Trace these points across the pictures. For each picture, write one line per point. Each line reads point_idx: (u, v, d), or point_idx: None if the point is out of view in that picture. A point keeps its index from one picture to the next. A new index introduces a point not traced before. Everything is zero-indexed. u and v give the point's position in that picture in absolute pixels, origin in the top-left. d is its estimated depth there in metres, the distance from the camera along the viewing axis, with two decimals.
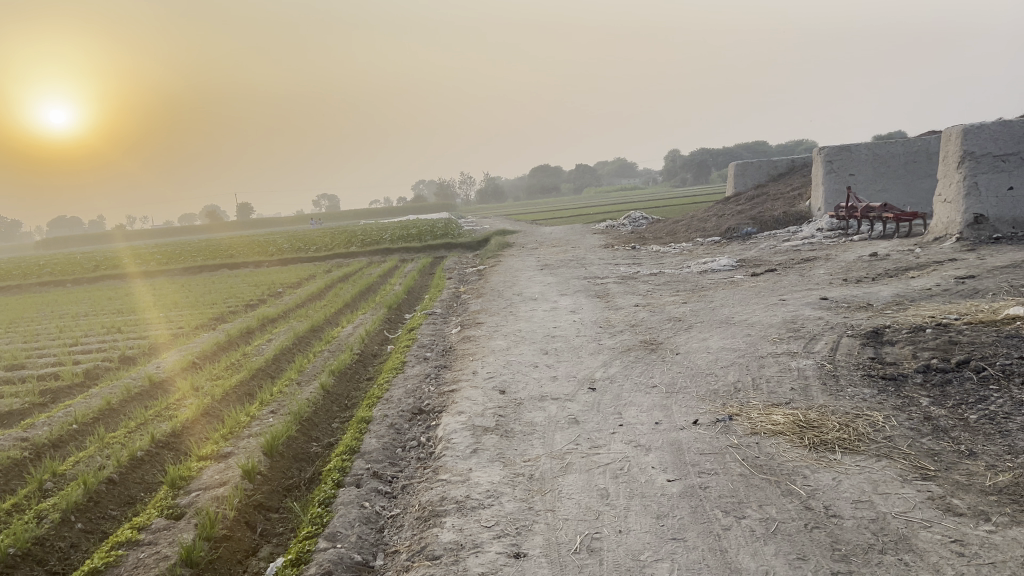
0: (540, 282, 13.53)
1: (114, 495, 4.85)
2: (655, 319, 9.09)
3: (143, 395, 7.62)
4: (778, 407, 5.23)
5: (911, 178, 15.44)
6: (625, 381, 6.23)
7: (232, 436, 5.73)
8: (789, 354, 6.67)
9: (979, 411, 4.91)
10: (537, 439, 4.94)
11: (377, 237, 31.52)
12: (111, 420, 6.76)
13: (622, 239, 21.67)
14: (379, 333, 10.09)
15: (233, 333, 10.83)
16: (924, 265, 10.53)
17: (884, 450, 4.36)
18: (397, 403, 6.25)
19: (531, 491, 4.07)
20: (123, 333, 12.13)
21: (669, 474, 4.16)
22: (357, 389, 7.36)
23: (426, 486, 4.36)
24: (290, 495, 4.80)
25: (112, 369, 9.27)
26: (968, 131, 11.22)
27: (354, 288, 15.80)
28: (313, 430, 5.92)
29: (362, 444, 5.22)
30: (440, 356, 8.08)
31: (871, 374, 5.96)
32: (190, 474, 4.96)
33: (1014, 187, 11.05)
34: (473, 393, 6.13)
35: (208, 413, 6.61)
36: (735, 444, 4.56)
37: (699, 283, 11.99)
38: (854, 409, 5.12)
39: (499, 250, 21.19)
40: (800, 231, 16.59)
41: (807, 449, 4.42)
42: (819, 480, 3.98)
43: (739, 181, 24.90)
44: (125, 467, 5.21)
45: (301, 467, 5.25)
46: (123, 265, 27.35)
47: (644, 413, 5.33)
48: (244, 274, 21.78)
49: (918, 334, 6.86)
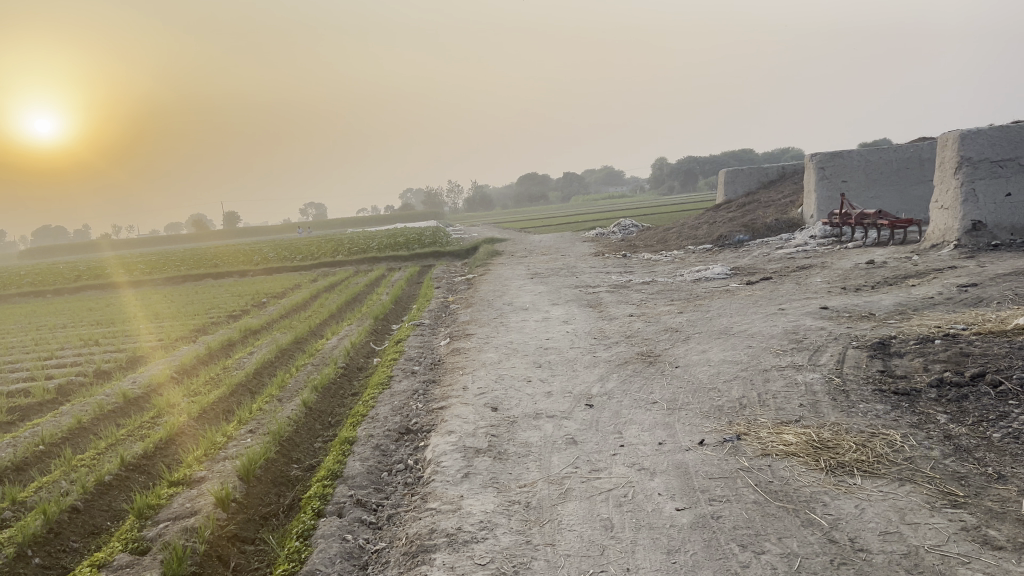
0: (530, 291, 13.21)
1: (76, 525, 4.48)
2: (651, 330, 8.77)
3: (117, 412, 7.25)
4: (789, 426, 4.92)
5: (904, 185, 15.19)
6: (624, 397, 5.91)
7: (206, 459, 5.37)
8: (794, 367, 6.38)
9: (1003, 428, 4.61)
10: (533, 462, 4.61)
11: (363, 245, 31.04)
12: (80, 441, 6.38)
13: (614, 247, 21.30)
14: (365, 346, 9.73)
15: (214, 347, 10.43)
16: (923, 273, 10.26)
17: (907, 473, 4.05)
18: (382, 421, 5.91)
19: (529, 522, 3.75)
20: (100, 346, 11.72)
21: (678, 502, 3.84)
22: (341, 405, 7.00)
23: (414, 516, 4.02)
24: (267, 525, 4.45)
25: (87, 384, 8.88)
26: (965, 136, 10.98)
27: (340, 298, 15.41)
28: (293, 451, 5.58)
29: (346, 468, 4.87)
30: (428, 370, 7.74)
31: (883, 388, 5.66)
32: (159, 502, 4.59)
33: (1012, 193, 10.81)
34: (464, 411, 5.79)
35: (184, 432, 6.25)
36: (746, 467, 4.26)
37: (693, 291, 11.70)
38: (869, 427, 4.82)
39: (488, 258, 20.86)
40: (793, 239, 16.34)
41: (824, 473, 4.11)
42: (840, 508, 3.67)
43: (730, 188, 24.69)
44: (91, 494, 4.84)
45: (280, 492, 4.91)
46: (105, 275, 26.68)
47: (646, 433, 5.01)
48: (229, 284, 21.36)
49: (927, 345, 6.57)
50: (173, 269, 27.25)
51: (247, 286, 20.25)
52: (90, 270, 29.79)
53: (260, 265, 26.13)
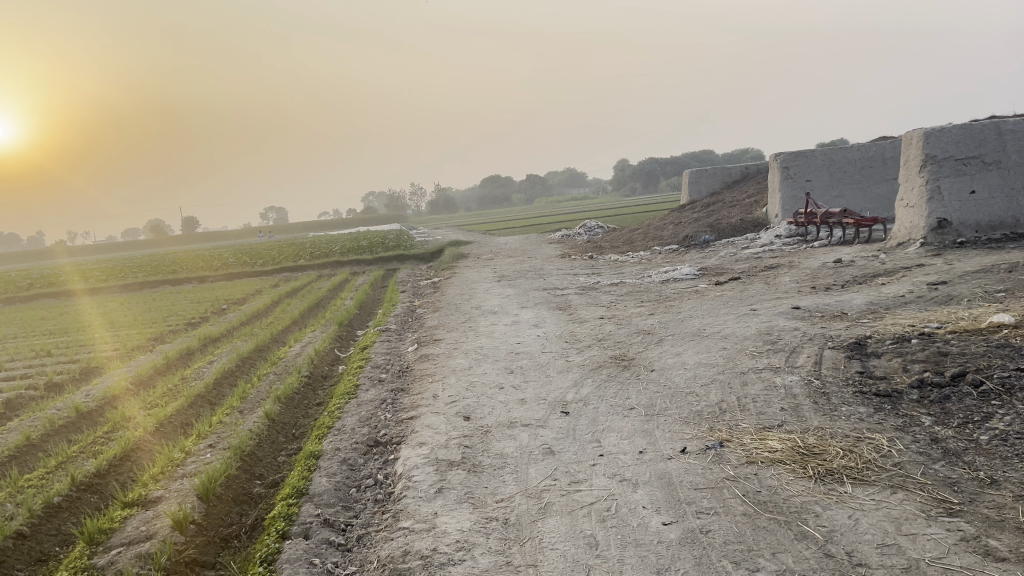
0: (497, 294, 12.98)
1: (21, 552, 4.17)
2: (623, 333, 8.61)
3: (70, 427, 6.90)
4: (771, 431, 4.77)
5: (867, 184, 15.23)
6: (600, 403, 5.72)
7: (163, 478, 5.07)
8: (771, 370, 6.24)
9: (990, 430, 4.50)
10: (509, 475, 4.40)
11: (327, 249, 30.58)
12: (29, 459, 6.03)
13: (581, 249, 21.17)
14: (329, 353, 9.45)
15: (172, 356, 10.06)
16: (892, 271, 10.23)
17: (898, 480, 3.92)
18: (350, 433, 5.66)
19: (508, 541, 3.54)
20: (52, 357, 11.22)
21: (664, 516, 3.65)
22: (306, 416, 6.74)
23: (386, 537, 3.79)
24: (229, 547, 4.19)
25: (38, 398, 8.46)
26: (929, 134, 10.98)
27: (303, 303, 15.04)
28: (255, 467, 5.31)
29: (312, 485, 4.61)
30: (396, 377, 7.49)
31: (863, 390, 5.54)
32: (111, 526, 4.30)
33: (977, 191, 10.82)
34: (435, 421, 5.56)
35: (140, 447, 5.94)
36: (732, 476, 4.09)
37: (663, 293, 11.58)
38: (854, 432, 4.69)
39: (454, 262, 20.52)
40: (759, 238, 16.32)
41: (813, 481, 3.97)
42: (834, 519, 3.51)
43: (695, 189, 24.71)
44: (38, 517, 4.53)
45: (242, 511, 4.65)
46: (60, 283, 25.91)
47: (626, 441, 4.83)
48: (188, 290, 20.84)
49: (904, 345, 6.48)
50: (129, 276, 26.52)
51: (207, 292, 19.80)
52: (43, 277, 28.99)
53: (221, 270, 25.62)
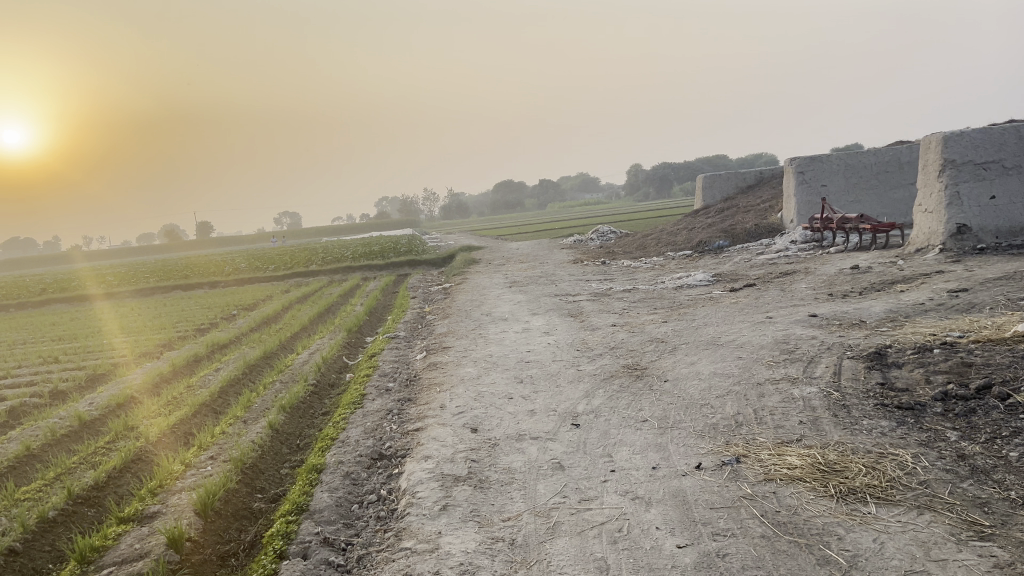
0: (507, 301, 12.81)
1: (12, 570, 4.05)
2: (636, 341, 8.41)
3: (72, 436, 6.79)
4: (790, 446, 4.59)
5: (884, 189, 15.00)
6: (611, 416, 5.55)
7: (160, 492, 4.93)
8: (789, 381, 6.04)
9: (1020, 446, 4.29)
10: (517, 491, 4.23)
11: (340, 254, 30.45)
12: (27, 469, 5.91)
13: (593, 254, 21.02)
14: (337, 360, 9.31)
15: (178, 363, 9.94)
16: (910, 278, 10.00)
17: (925, 500, 3.73)
18: (354, 446, 5.51)
19: (515, 563, 3.38)
20: (60, 363, 11.15)
21: (678, 538, 3.48)
22: (311, 426, 6.60)
23: (387, 558, 3.64)
24: (226, 565, 4.04)
25: (42, 406, 8.36)
26: (948, 138, 10.73)
27: (313, 310, 14.92)
28: (257, 480, 5.16)
29: (313, 501, 4.47)
30: (403, 387, 7.33)
31: (884, 403, 5.34)
32: (104, 544, 4.16)
33: (996, 196, 10.60)
34: (442, 433, 5.41)
35: (140, 459, 5.81)
36: (749, 495, 3.91)
37: (677, 299, 11.38)
38: (876, 447, 4.50)
39: (465, 267, 20.36)
40: (773, 244, 16.09)
41: (835, 501, 3.78)
42: (858, 542, 3.33)
43: (708, 194, 24.49)
44: (32, 533, 4.39)
45: (241, 527, 4.50)
46: (73, 288, 25.94)
47: (638, 456, 4.65)
48: (200, 296, 20.77)
49: (925, 355, 6.27)
50: (142, 281, 26.53)
51: (219, 297, 19.71)
52: (58, 282, 29.04)
53: (233, 275, 25.59)
